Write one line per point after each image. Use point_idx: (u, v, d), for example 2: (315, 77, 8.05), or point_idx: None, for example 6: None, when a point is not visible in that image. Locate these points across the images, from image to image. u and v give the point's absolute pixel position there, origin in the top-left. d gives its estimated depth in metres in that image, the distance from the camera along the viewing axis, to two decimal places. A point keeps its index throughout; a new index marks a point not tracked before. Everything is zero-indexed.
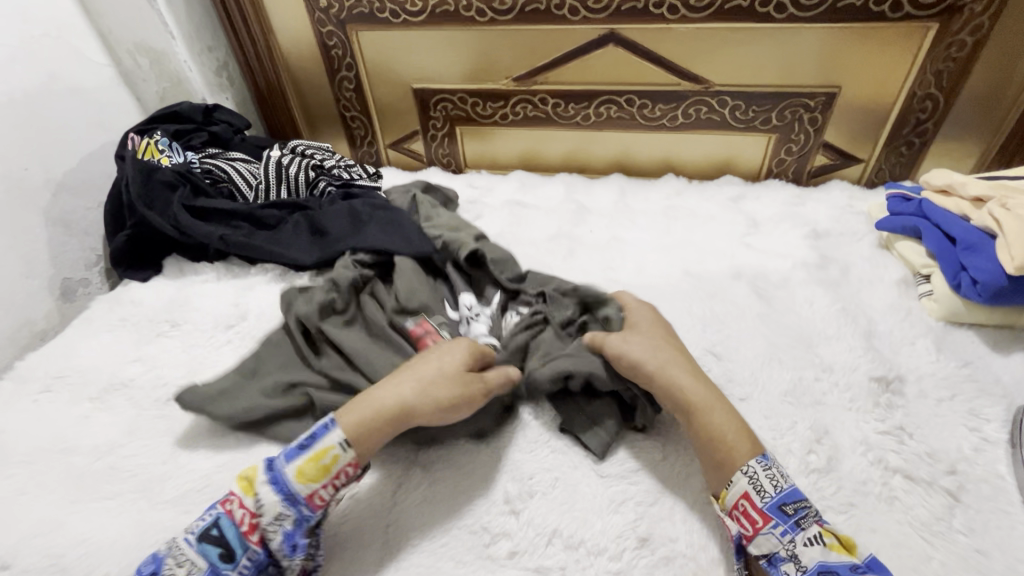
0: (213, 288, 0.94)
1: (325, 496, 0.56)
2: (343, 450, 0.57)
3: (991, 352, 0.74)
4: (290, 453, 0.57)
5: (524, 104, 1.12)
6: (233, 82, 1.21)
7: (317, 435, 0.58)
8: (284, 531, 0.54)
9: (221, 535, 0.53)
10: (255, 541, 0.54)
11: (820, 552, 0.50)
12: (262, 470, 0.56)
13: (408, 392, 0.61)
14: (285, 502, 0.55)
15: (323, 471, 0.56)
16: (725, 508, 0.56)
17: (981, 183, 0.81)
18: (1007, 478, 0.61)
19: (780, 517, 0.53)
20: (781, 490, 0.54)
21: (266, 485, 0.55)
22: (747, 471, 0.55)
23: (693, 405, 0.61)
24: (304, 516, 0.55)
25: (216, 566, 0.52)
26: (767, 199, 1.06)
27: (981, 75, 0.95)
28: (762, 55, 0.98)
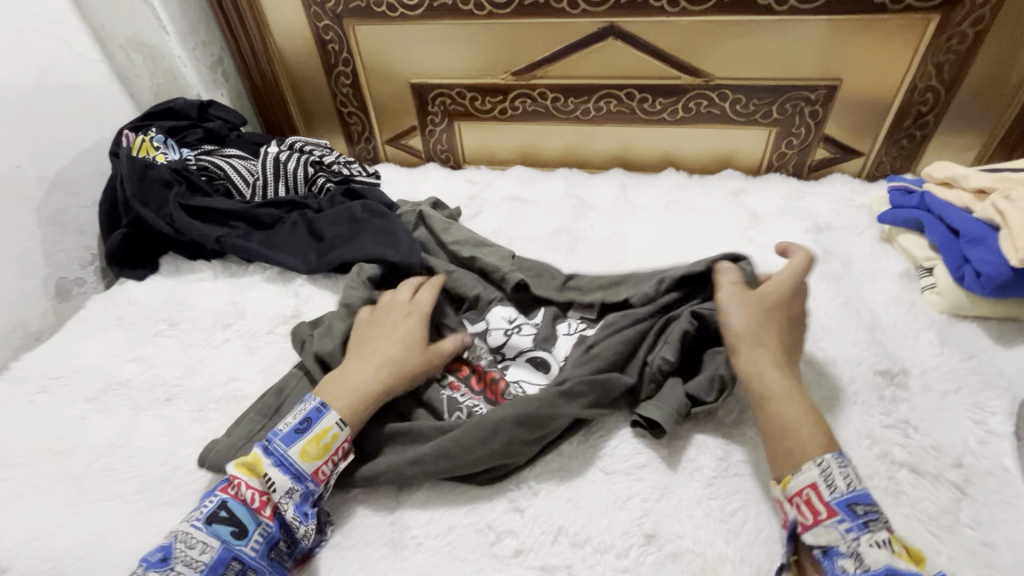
0: (210, 286, 0.93)
1: (327, 471, 0.58)
2: (342, 428, 0.59)
3: (995, 345, 0.74)
4: (290, 436, 0.58)
5: (523, 98, 1.11)
6: (228, 78, 1.20)
7: (312, 418, 0.59)
8: (293, 505, 0.56)
9: (231, 515, 0.54)
10: (268, 516, 0.55)
11: (888, 556, 0.47)
12: (262, 453, 0.57)
13: (381, 374, 0.63)
14: (291, 480, 0.56)
15: (323, 450, 0.58)
16: (788, 494, 0.53)
17: (983, 175, 0.81)
18: (1013, 471, 0.61)
19: (848, 514, 0.50)
20: (854, 490, 0.51)
21: (270, 465, 0.56)
22: (821, 463, 0.52)
23: (769, 395, 0.59)
24: (310, 492, 0.57)
25: (229, 544, 0.52)
26: (769, 193, 1.06)
27: (982, 67, 0.94)
28: (763, 48, 0.98)
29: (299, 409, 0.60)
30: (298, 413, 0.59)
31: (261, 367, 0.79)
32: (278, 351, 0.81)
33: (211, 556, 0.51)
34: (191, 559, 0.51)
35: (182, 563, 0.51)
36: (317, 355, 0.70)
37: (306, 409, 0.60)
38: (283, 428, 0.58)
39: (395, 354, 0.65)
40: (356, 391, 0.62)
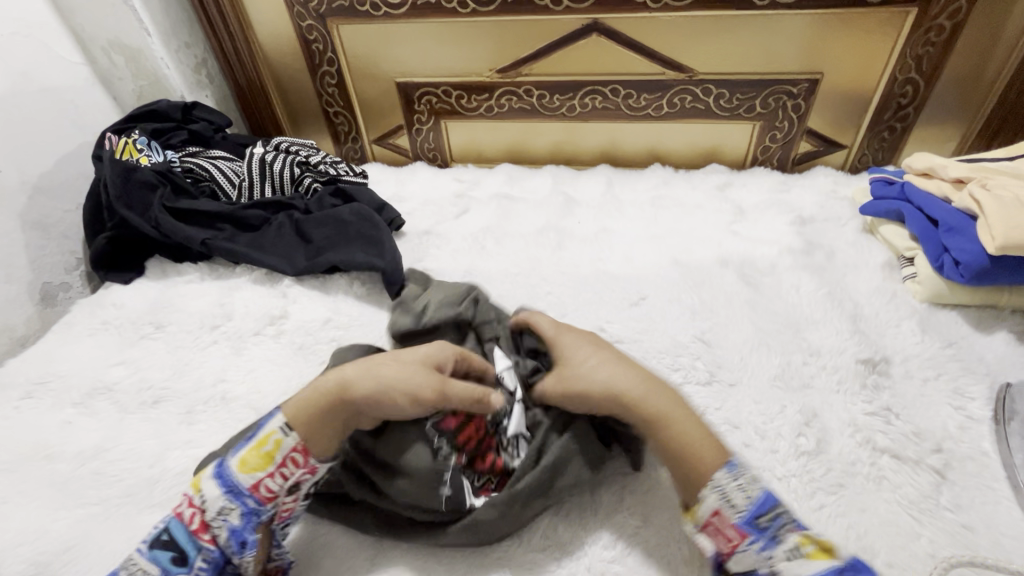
0: (197, 289, 0.92)
1: (271, 485, 0.53)
2: (285, 434, 0.55)
3: (974, 332, 0.76)
4: (233, 448, 0.55)
5: (509, 96, 1.12)
6: (213, 79, 1.19)
7: (260, 425, 0.56)
8: (230, 525, 0.51)
9: (171, 539, 0.51)
10: (207, 539, 0.51)
11: (801, 564, 0.47)
12: (206, 469, 0.54)
13: (355, 374, 0.57)
14: (228, 497, 0.52)
15: (266, 459, 0.54)
16: (700, 526, 0.52)
17: (961, 165, 0.82)
18: (991, 455, 0.62)
19: (756, 532, 0.49)
20: (753, 501, 0.50)
21: (209, 482, 0.53)
22: (716, 485, 0.51)
23: (664, 417, 0.56)
24: (254, 509, 0.52)
25: (167, 571, 0.49)
26: (754, 187, 1.07)
27: (959, 59, 0.96)
28: (745, 42, 0.99)
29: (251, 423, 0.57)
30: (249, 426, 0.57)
31: (249, 368, 0.79)
32: (267, 352, 0.81)
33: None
34: None
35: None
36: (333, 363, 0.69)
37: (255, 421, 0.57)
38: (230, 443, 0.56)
39: (381, 362, 0.58)
40: (324, 382, 0.57)
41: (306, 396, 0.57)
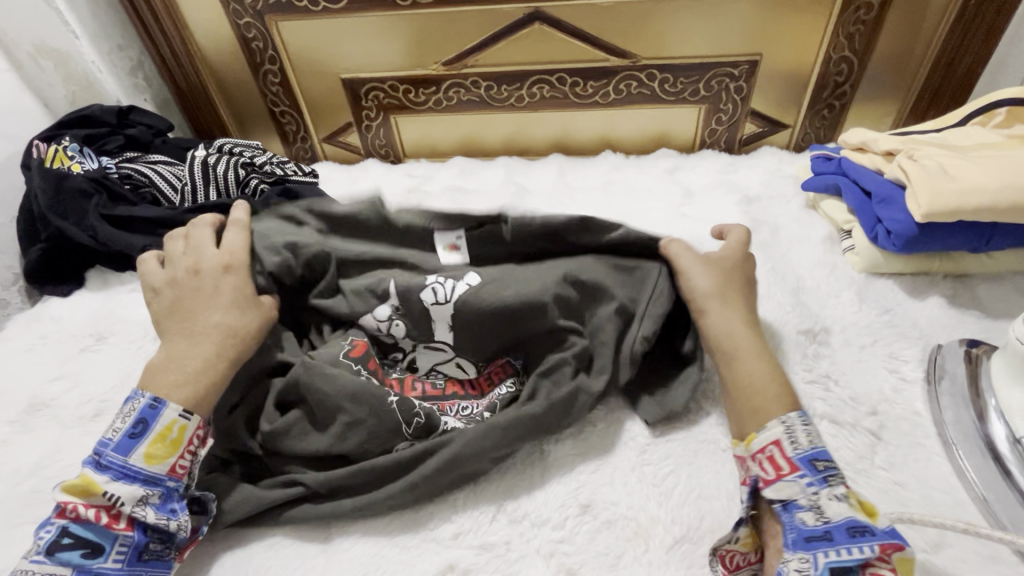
0: (142, 297, 0.90)
1: (186, 463, 0.55)
2: (186, 418, 0.55)
3: (909, 298, 0.78)
4: (125, 443, 0.53)
5: (456, 88, 1.11)
6: (151, 82, 1.16)
7: (146, 418, 0.54)
8: (152, 508, 0.52)
9: (79, 538, 0.50)
10: (124, 527, 0.51)
11: (846, 507, 0.48)
12: (94, 471, 0.52)
13: (218, 349, 0.59)
14: (140, 485, 0.52)
15: (172, 445, 0.55)
16: (751, 450, 0.55)
17: (891, 138, 0.85)
18: (923, 414, 0.65)
19: (810, 469, 0.51)
20: (816, 447, 0.52)
21: (106, 481, 0.52)
22: (785, 420, 0.54)
23: (736, 352, 0.61)
24: (168, 490, 0.54)
25: (85, 566, 0.49)
26: (702, 169, 1.08)
27: (889, 36, 0.99)
28: (684, 26, 1.00)
29: (127, 413, 0.55)
30: (127, 416, 0.54)
31: None
32: None
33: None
34: None
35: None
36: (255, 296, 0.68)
37: (136, 410, 0.55)
38: (113, 438, 0.53)
39: (237, 326, 0.61)
40: (198, 370, 0.57)
41: (184, 384, 0.56)
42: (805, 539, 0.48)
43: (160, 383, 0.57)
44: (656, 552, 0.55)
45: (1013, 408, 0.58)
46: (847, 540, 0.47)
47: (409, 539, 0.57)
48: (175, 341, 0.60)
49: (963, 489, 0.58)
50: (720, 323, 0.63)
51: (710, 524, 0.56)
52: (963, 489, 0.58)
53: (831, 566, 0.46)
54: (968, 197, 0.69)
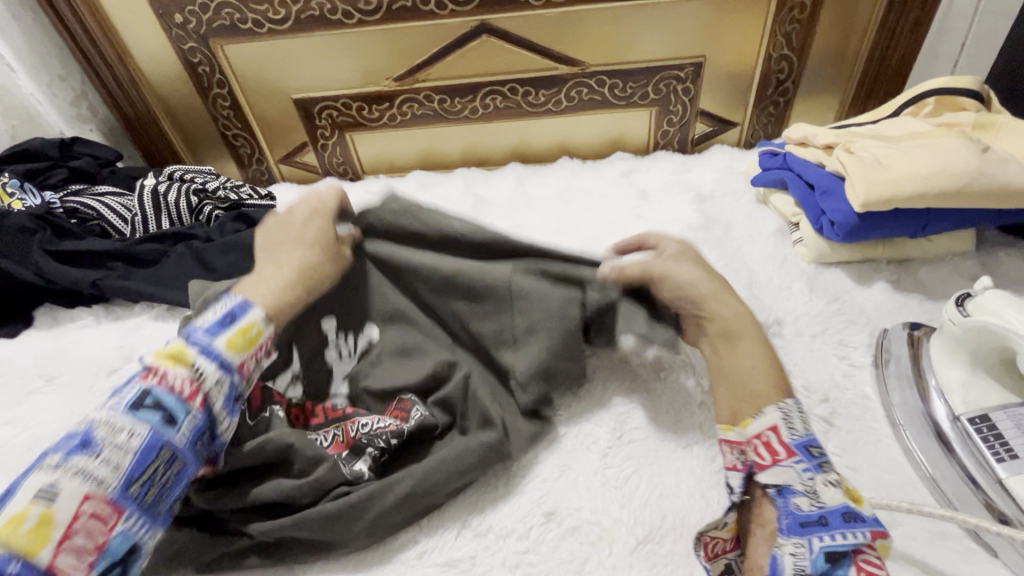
0: (92, 333, 0.87)
1: (253, 366, 0.58)
2: (267, 325, 0.60)
3: (856, 286, 0.81)
4: (213, 328, 0.57)
5: (410, 103, 1.11)
6: (96, 112, 1.14)
7: (235, 312, 0.59)
8: (222, 398, 0.55)
9: (159, 402, 0.52)
10: (197, 405, 0.53)
11: (840, 493, 0.49)
12: (183, 343, 0.55)
13: (289, 285, 0.64)
14: (217, 369, 0.55)
15: (249, 344, 0.58)
16: (746, 435, 0.55)
17: (830, 132, 0.88)
18: (872, 397, 0.67)
19: (805, 455, 0.52)
20: (810, 434, 0.53)
21: (194, 355, 0.55)
22: (782, 407, 0.55)
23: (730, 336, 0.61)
24: (237, 383, 0.57)
25: (160, 430, 0.51)
26: (657, 170, 1.10)
27: (824, 33, 1.02)
28: (630, 31, 1.02)
29: (220, 306, 0.60)
30: (219, 309, 0.59)
31: None
32: None
33: (140, 441, 0.50)
34: (117, 445, 0.49)
35: (110, 447, 0.49)
36: None
37: (228, 305, 0.59)
38: (204, 323, 0.58)
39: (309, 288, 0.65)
40: (275, 293, 0.63)
41: (259, 296, 0.62)
42: (800, 525, 0.49)
43: (246, 290, 0.63)
44: (619, 555, 0.55)
45: (951, 387, 0.60)
46: (843, 524, 0.47)
47: (372, 564, 0.57)
48: (263, 267, 0.66)
49: (912, 468, 0.60)
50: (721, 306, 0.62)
51: (672, 522, 0.57)
52: (911, 469, 0.60)
53: (826, 551, 0.47)
54: (901, 185, 0.72)
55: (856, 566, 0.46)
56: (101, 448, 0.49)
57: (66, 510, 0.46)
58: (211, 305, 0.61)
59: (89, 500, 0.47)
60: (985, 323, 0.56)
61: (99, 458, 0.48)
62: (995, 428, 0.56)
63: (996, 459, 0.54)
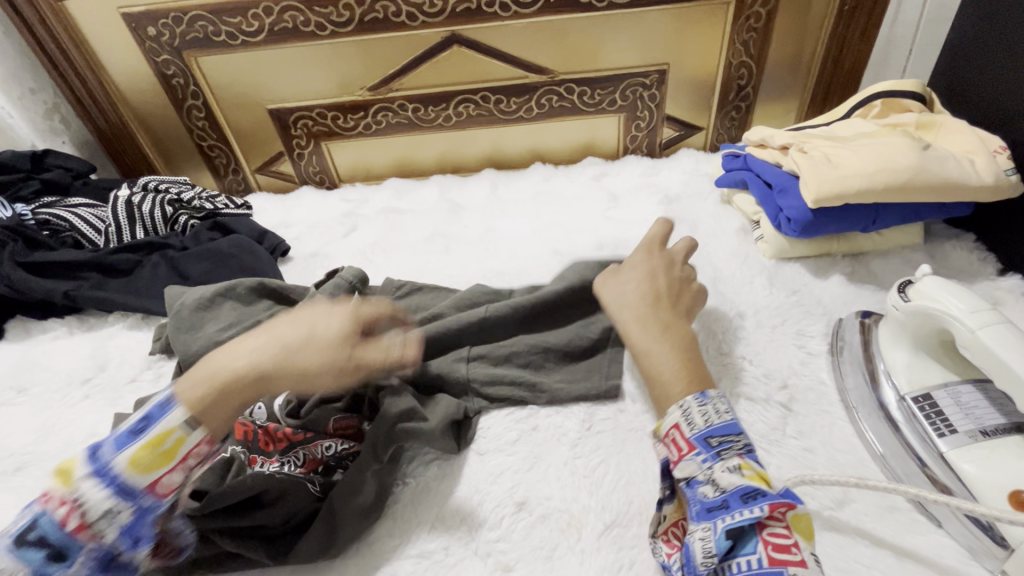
0: (65, 344, 0.87)
1: (169, 481, 0.51)
2: (187, 431, 0.51)
3: (814, 279, 0.84)
4: (119, 441, 0.50)
5: (384, 112, 1.13)
6: (69, 124, 1.14)
7: (151, 418, 0.51)
8: (124, 525, 0.49)
9: (44, 536, 0.46)
10: (86, 536, 0.48)
11: (737, 477, 0.50)
12: (82, 462, 0.49)
13: (262, 358, 0.55)
14: (114, 497, 0.49)
15: (164, 457, 0.50)
16: (659, 435, 0.57)
17: (785, 134, 0.92)
18: (828, 383, 0.70)
19: (704, 446, 0.52)
20: (711, 425, 0.54)
21: (88, 479, 0.48)
22: (681, 404, 0.56)
23: (637, 351, 0.63)
24: (142, 507, 0.50)
25: (43, 569, 0.46)
26: (626, 173, 1.14)
27: (779, 42, 1.07)
28: (595, 41, 1.06)
29: (140, 405, 0.52)
30: (138, 410, 0.52)
31: None
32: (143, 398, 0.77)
33: None
34: None
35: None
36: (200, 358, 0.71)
37: (147, 407, 0.52)
38: (115, 430, 0.51)
39: (292, 345, 0.56)
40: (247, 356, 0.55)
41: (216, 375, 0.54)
42: (705, 510, 0.50)
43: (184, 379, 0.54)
44: (587, 540, 0.57)
45: (897, 369, 0.64)
46: (740, 505, 0.48)
47: (349, 560, 0.58)
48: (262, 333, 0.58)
49: (864, 448, 0.63)
50: (625, 326, 0.66)
51: (638, 507, 0.59)
52: (863, 449, 0.63)
53: (727, 530, 0.47)
54: (848, 181, 0.76)
55: (762, 542, 0.46)
56: None
57: None
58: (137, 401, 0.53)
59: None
60: (924, 307, 0.60)
61: None
62: (936, 406, 0.60)
63: (937, 434, 0.58)
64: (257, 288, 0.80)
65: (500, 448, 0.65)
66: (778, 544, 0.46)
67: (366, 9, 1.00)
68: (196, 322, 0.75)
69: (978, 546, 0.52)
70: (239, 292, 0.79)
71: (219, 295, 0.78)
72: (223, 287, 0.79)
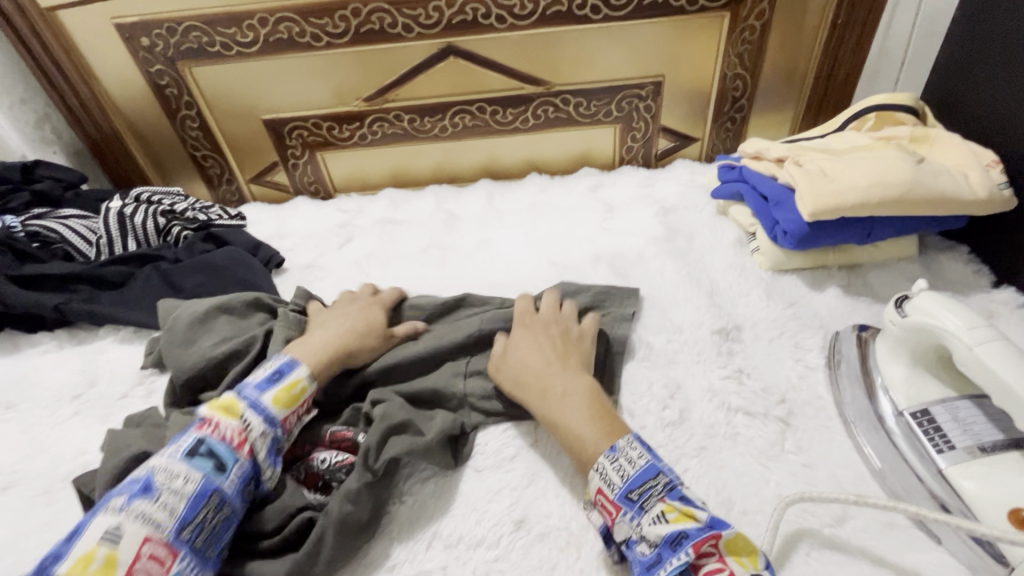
0: (55, 358, 0.85)
1: (294, 421, 0.63)
2: (309, 382, 0.65)
3: (811, 291, 0.84)
4: (261, 384, 0.62)
5: (380, 122, 1.13)
6: (60, 134, 1.13)
7: (282, 370, 0.64)
8: (269, 448, 0.59)
9: (212, 449, 0.55)
10: (246, 453, 0.57)
11: (662, 526, 0.51)
12: (234, 397, 0.60)
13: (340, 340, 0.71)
14: (265, 423, 0.59)
15: (293, 400, 0.63)
16: (590, 501, 0.58)
17: (780, 146, 0.92)
18: (826, 397, 0.70)
19: (628, 504, 0.54)
20: (628, 479, 0.55)
21: (245, 408, 0.59)
22: (597, 467, 0.57)
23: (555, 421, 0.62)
24: (280, 437, 0.61)
25: (212, 477, 0.54)
26: (622, 184, 1.14)
27: (774, 54, 1.08)
28: (591, 52, 1.06)
29: (267, 364, 0.65)
30: (266, 367, 0.64)
31: None
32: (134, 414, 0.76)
33: (193, 488, 0.52)
34: (174, 490, 0.51)
35: (168, 491, 0.51)
36: (195, 374, 0.70)
37: (274, 364, 0.65)
38: (252, 378, 0.62)
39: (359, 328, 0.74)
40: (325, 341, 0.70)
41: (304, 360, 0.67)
42: (644, 567, 0.51)
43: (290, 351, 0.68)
44: (587, 559, 0.56)
45: (894, 384, 0.64)
46: (669, 553, 0.49)
47: None
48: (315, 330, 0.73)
49: (863, 463, 0.63)
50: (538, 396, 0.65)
51: None
52: (862, 464, 0.63)
53: None
54: (844, 195, 0.76)
55: None
56: (159, 492, 0.51)
57: (128, 551, 0.47)
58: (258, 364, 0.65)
59: (148, 542, 0.48)
60: (921, 323, 0.60)
61: (160, 501, 0.50)
62: (934, 421, 0.60)
63: (936, 450, 0.58)
64: (253, 303, 0.80)
65: (497, 465, 0.65)
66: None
67: (362, 20, 1.00)
68: (191, 338, 0.74)
69: (979, 563, 0.52)
70: (236, 307, 0.78)
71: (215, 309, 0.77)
72: (219, 301, 0.78)
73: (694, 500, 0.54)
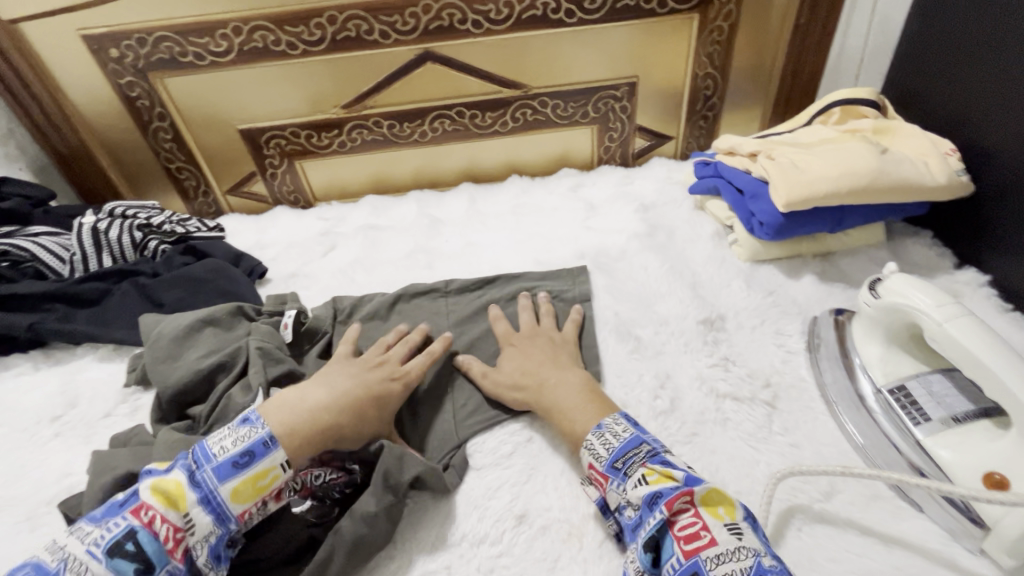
0: (30, 380, 0.83)
1: (254, 514, 0.55)
2: (284, 471, 0.56)
3: (788, 279, 0.87)
4: (224, 469, 0.54)
5: (359, 129, 1.13)
6: (25, 149, 1.09)
7: (254, 453, 0.55)
8: (209, 548, 0.52)
9: (138, 550, 0.48)
10: (178, 556, 0.50)
11: (642, 487, 0.53)
12: (186, 482, 0.53)
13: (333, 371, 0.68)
14: (213, 520, 0.52)
15: (258, 491, 0.55)
16: (584, 477, 0.60)
17: (753, 141, 0.95)
18: (809, 380, 0.72)
19: (614, 473, 0.56)
20: (613, 449, 0.58)
21: (193, 500, 0.52)
22: (585, 444, 0.60)
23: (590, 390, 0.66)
24: (229, 532, 0.54)
25: None
26: (602, 183, 1.16)
27: (742, 53, 1.11)
28: (567, 55, 1.08)
29: (242, 437, 0.56)
30: (240, 441, 0.56)
31: None
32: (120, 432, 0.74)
33: None
34: None
35: None
36: (182, 387, 0.69)
37: (249, 440, 0.56)
38: (217, 457, 0.54)
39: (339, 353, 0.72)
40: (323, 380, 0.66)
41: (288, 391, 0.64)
42: (631, 529, 0.53)
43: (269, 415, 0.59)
44: (590, 549, 0.58)
45: (872, 362, 0.67)
46: (648, 513, 0.51)
47: None
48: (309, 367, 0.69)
49: (845, 441, 0.65)
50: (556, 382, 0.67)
51: None
52: (845, 441, 0.65)
53: (646, 542, 0.50)
54: (816, 186, 0.80)
55: (675, 539, 0.49)
56: None
57: None
58: (231, 430, 0.57)
59: None
60: (894, 302, 0.63)
61: None
62: (910, 395, 0.63)
63: (913, 422, 0.61)
64: (232, 311, 0.79)
65: (498, 465, 0.65)
66: (688, 534, 0.48)
67: (338, 27, 1.00)
68: (175, 352, 0.73)
69: (958, 527, 0.55)
70: (215, 317, 0.77)
71: (194, 321, 0.76)
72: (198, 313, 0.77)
73: (677, 463, 0.56)
